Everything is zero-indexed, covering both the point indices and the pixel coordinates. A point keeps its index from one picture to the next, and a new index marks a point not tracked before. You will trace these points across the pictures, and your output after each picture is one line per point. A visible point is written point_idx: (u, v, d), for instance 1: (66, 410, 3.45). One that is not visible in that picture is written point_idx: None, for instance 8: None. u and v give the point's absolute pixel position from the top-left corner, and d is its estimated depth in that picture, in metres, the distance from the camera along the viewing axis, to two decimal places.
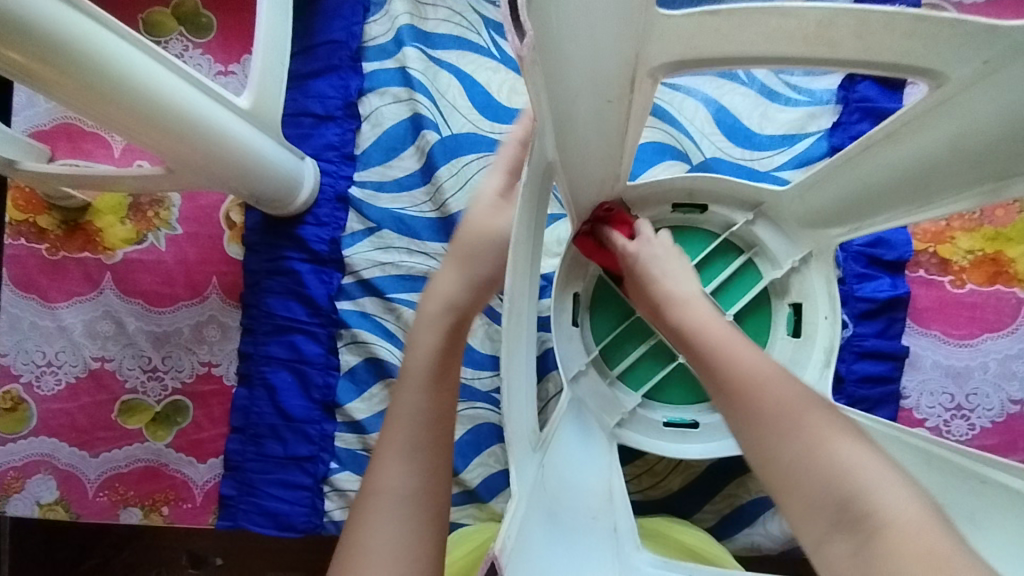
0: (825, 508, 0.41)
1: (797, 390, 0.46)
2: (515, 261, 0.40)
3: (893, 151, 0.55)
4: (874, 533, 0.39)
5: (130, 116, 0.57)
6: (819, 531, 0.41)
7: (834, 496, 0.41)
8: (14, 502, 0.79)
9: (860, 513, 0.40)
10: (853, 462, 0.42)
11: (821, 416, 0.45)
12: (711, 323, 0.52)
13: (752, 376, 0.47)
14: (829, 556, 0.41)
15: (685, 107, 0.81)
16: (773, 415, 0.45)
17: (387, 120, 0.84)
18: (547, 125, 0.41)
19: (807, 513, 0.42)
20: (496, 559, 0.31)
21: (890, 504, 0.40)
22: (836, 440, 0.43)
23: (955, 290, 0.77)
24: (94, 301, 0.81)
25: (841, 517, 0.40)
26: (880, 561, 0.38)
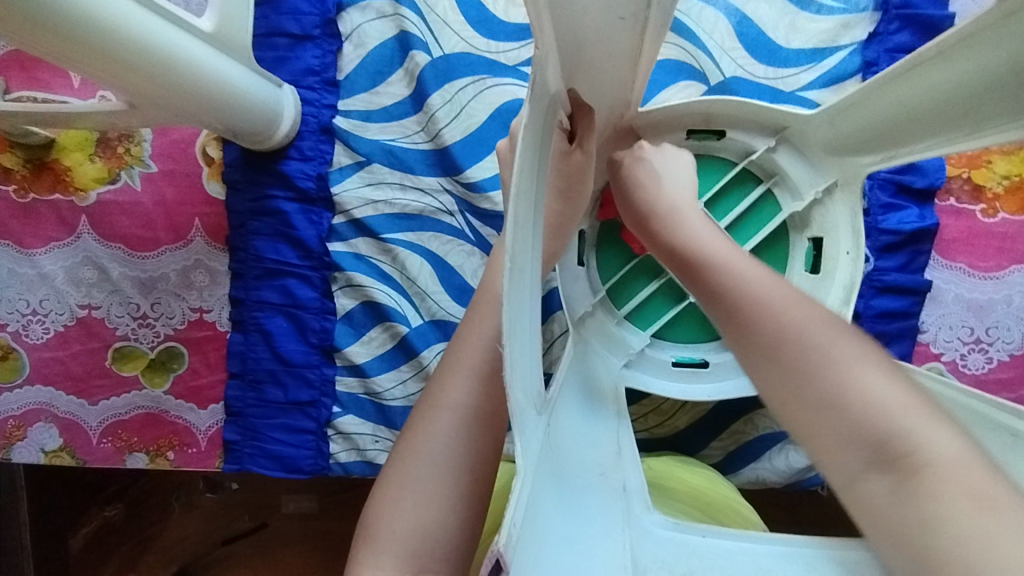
0: (857, 447, 0.37)
1: (816, 314, 0.42)
2: (518, 213, 0.35)
3: (942, 71, 0.47)
4: (913, 472, 0.35)
5: (80, 51, 0.50)
6: (853, 471, 0.38)
7: (866, 434, 0.37)
8: (18, 450, 0.78)
9: (896, 453, 0.36)
10: (884, 396, 0.37)
11: (850, 345, 0.40)
12: (719, 249, 0.49)
13: (766, 301, 0.43)
14: (863, 494, 0.37)
15: (703, 19, 0.73)
16: (795, 348, 0.41)
17: (372, 39, 0.76)
18: (552, 56, 0.35)
19: (837, 450, 0.38)
20: (502, 557, 0.29)
21: (933, 437, 0.36)
22: (860, 367, 0.39)
23: (985, 219, 0.72)
24: (72, 247, 0.76)
25: (876, 456, 0.37)
26: (921, 500, 0.34)
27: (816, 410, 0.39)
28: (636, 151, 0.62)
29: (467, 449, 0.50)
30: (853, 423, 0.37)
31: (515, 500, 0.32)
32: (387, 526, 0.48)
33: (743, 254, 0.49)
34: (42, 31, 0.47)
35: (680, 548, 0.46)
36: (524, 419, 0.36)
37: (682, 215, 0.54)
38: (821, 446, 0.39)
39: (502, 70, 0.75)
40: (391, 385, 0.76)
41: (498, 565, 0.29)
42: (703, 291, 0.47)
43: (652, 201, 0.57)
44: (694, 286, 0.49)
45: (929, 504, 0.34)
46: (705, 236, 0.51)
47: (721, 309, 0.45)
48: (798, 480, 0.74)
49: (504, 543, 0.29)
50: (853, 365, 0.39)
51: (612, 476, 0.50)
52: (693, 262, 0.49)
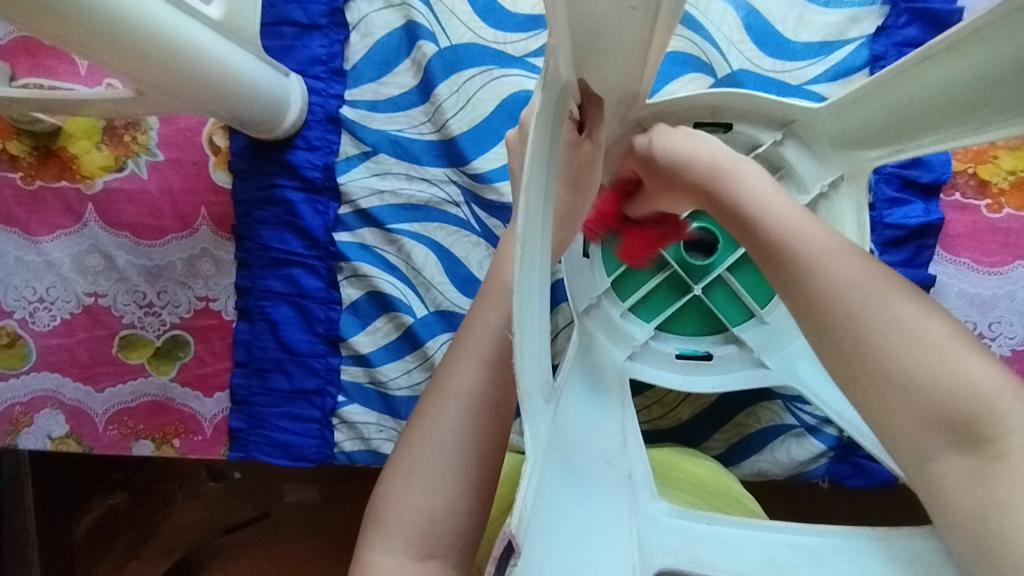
0: (939, 426, 0.39)
1: (905, 298, 0.43)
2: (529, 201, 0.35)
3: (950, 64, 0.47)
4: (997, 456, 0.37)
5: (89, 36, 0.50)
6: (932, 450, 0.39)
7: (946, 413, 0.39)
8: (25, 436, 0.78)
9: (980, 433, 0.38)
10: (980, 382, 0.39)
11: (938, 326, 0.41)
12: (800, 226, 0.47)
13: (855, 285, 0.43)
14: (937, 472, 0.39)
15: (711, 11, 0.73)
16: (881, 327, 0.41)
17: (379, 29, 0.76)
18: (564, 44, 0.35)
19: (918, 432, 0.40)
20: (513, 537, 0.29)
21: (1022, 423, 0.37)
22: (957, 354, 0.40)
23: (990, 215, 0.72)
24: (78, 234, 0.77)
25: (960, 435, 0.38)
26: (1001, 483, 0.36)
27: (897, 386, 0.40)
28: (661, 132, 0.57)
29: (474, 437, 0.51)
30: (944, 407, 0.39)
31: (526, 484, 0.32)
32: (395, 512, 0.49)
33: (825, 230, 0.47)
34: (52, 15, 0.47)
35: (686, 535, 0.47)
36: (534, 406, 0.37)
37: (730, 174, 0.51)
38: (901, 425, 0.40)
39: (509, 61, 0.75)
40: (396, 375, 0.76)
41: (510, 546, 0.29)
42: (788, 273, 0.46)
43: (695, 164, 0.53)
44: (773, 267, 0.47)
45: (1007, 489, 0.36)
46: (785, 211, 0.48)
47: (804, 287, 0.45)
48: (800, 472, 0.75)
49: (516, 525, 0.29)
50: (953, 355, 0.40)
51: (619, 464, 0.51)
52: (770, 242, 0.47)
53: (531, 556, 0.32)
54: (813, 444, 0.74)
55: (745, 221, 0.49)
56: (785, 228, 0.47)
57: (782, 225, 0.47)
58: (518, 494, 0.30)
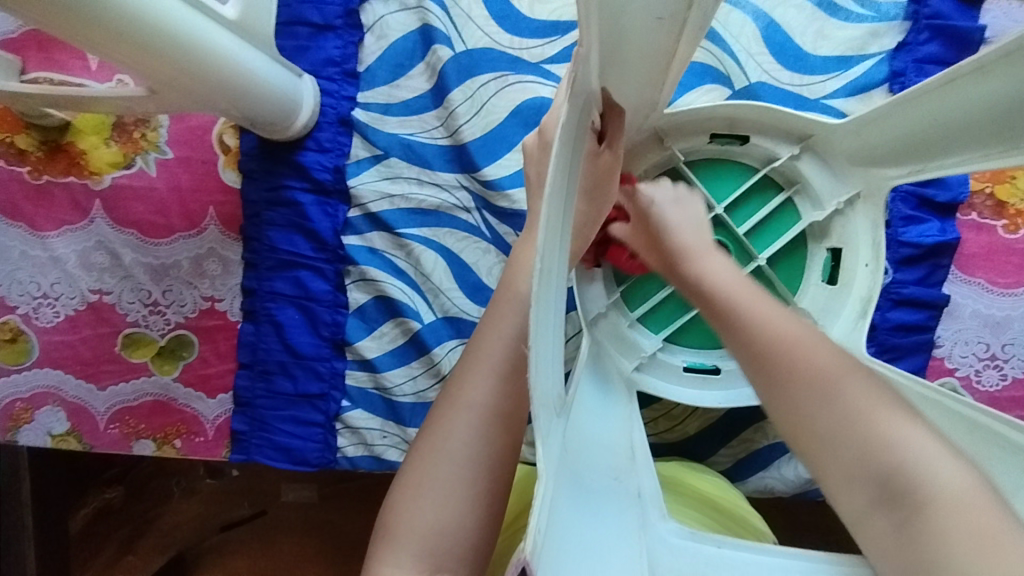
0: (867, 486, 0.41)
1: (830, 353, 0.44)
2: (551, 214, 0.34)
3: (981, 86, 0.46)
4: (917, 510, 0.38)
5: (102, 33, 0.49)
6: (860, 508, 0.42)
7: (877, 476, 0.40)
8: (25, 433, 0.77)
9: (902, 491, 0.39)
10: (899, 440, 0.40)
11: (859, 381, 0.43)
12: (737, 288, 0.48)
13: (781, 341, 0.44)
14: (870, 529, 0.41)
15: (730, 22, 0.72)
16: (807, 384, 0.43)
17: (394, 32, 0.76)
18: (592, 57, 0.34)
19: (848, 487, 0.42)
20: (527, 564, 0.28)
21: (942, 474, 0.39)
22: (876, 409, 0.42)
23: (1006, 236, 0.71)
24: (85, 231, 0.76)
25: (885, 494, 0.40)
26: (924, 537, 0.38)
27: (828, 444, 0.42)
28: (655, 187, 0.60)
29: (484, 449, 0.50)
30: (865, 460, 0.41)
31: (539, 505, 0.31)
32: (404, 523, 0.48)
33: (757, 290, 0.49)
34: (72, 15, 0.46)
35: (695, 558, 0.46)
36: (547, 422, 0.36)
37: (688, 243, 0.53)
38: (830, 479, 0.43)
39: (525, 67, 0.75)
40: (401, 381, 0.75)
41: (525, 572, 0.29)
42: (720, 327, 0.47)
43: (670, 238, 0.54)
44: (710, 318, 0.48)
45: (929, 538, 0.37)
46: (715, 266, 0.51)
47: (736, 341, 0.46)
48: (807, 490, 0.74)
49: (530, 550, 0.29)
50: (873, 412, 0.42)
51: (628, 481, 0.50)
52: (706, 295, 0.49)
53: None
54: None
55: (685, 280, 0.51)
56: (720, 287, 0.48)
57: (714, 284, 0.49)
58: (531, 517, 0.30)
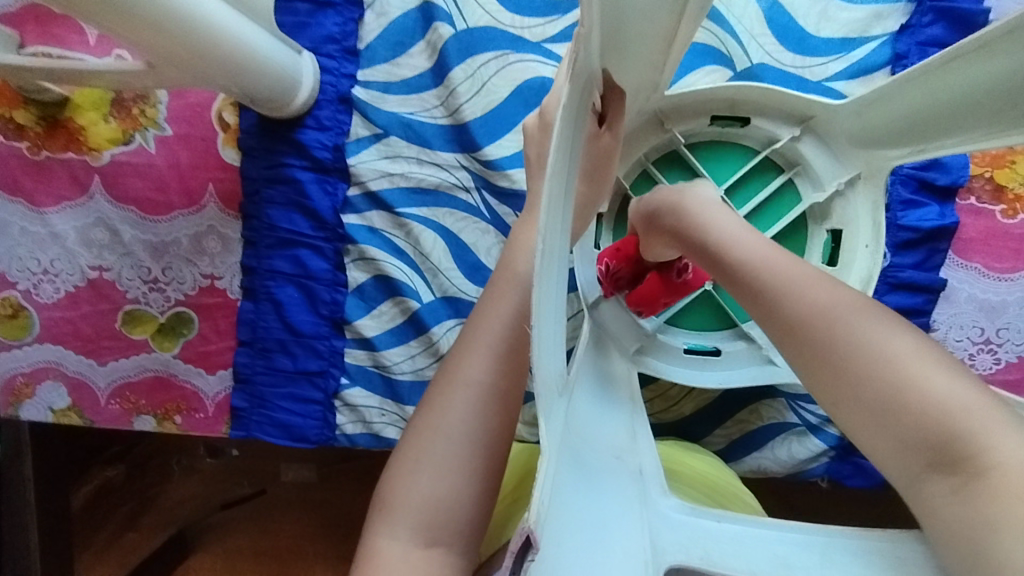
0: (921, 451, 0.40)
1: (879, 318, 0.44)
2: (551, 192, 0.34)
3: (982, 64, 0.46)
4: (977, 475, 0.37)
5: (100, 5, 0.49)
6: (914, 475, 0.41)
7: (932, 442, 0.39)
8: (26, 407, 0.78)
9: (961, 455, 0.38)
10: (948, 396, 0.39)
11: (908, 345, 0.42)
12: (785, 267, 0.48)
13: (822, 308, 0.45)
14: (925, 495, 0.40)
15: (734, 2, 0.71)
16: (849, 350, 0.43)
17: (394, 9, 0.75)
18: (593, 33, 0.34)
19: (901, 457, 0.41)
20: (531, 532, 0.29)
21: (1004, 441, 0.37)
22: (922, 370, 0.41)
23: (1005, 220, 0.71)
24: (84, 207, 0.76)
25: (938, 460, 0.39)
26: (985, 502, 0.37)
27: (878, 414, 0.41)
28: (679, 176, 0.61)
29: (481, 425, 0.51)
30: (921, 428, 0.39)
31: (543, 479, 0.32)
32: (402, 496, 0.49)
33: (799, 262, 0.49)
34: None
35: (695, 532, 0.47)
36: (549, 400, 0.36)
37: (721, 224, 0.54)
38: (881, 446, 0.42)
39: (526, 46, 0.74)
40: (400, 359, 0.76)
41: (528, 541, 0.29)
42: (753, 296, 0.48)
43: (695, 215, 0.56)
44: (750, 295, 0.49)
45: (991, 506, 0.36)
46: (752, 244, 0.51)
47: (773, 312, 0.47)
48: (800, 471, 0.75)
49: (534, 520, 0.29)
50: (919, 369, 0.41)
51: (629, 458, 0.51)
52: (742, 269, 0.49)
53: (544, 548, 0.32)
54: (814, 443, 0.74)
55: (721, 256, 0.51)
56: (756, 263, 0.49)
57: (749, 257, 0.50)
58: (536, 489, 0.30)
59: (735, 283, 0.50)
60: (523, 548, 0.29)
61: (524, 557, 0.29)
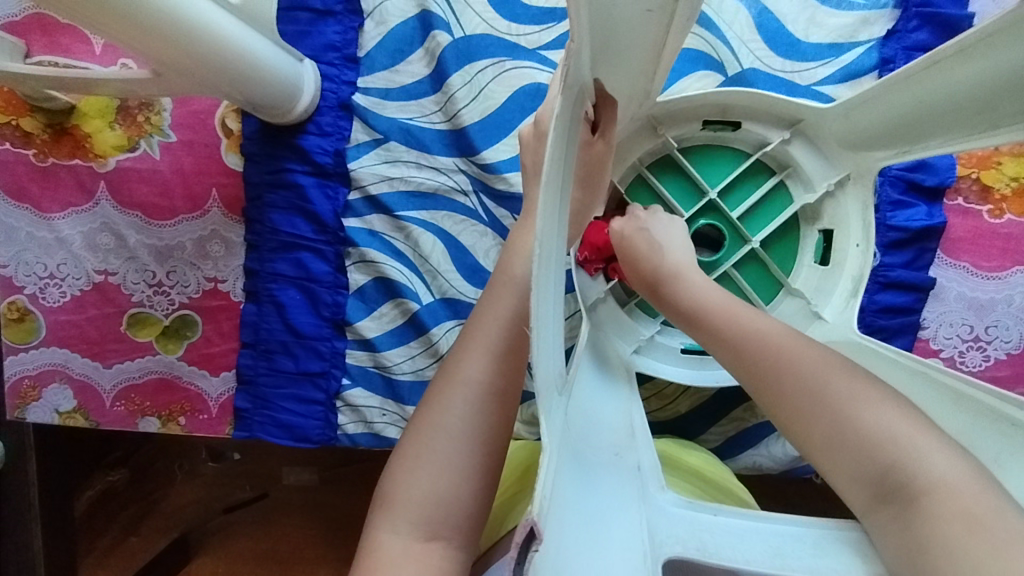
0: (866, 482, 0.44)
1: (813, 354, 0.48)
2: (547, 196, 0.36)
3: (961, 69, 0.48)
4: (912, 500, 0.41)
5: (109, 14, 0.50)
6: (864, 502, 0.44)
7: (873, 471, 0.43)
8: (33, 409, 0.79)
9: (898, 483, 0.42)
10: (881, 426, 0.44)
11: (841, 380, 0.46)
12: (715, 300, 0.53)
13: (762, 347, 0.49)
14: (874, 521, 0.44)
15: (724, 9, 0.73)
16: (794, 391, 0.47)
17: (393, 17, 0.77)
18: (584, 45, 0.36)
19: (848, 484, 0.45)
20: (535, 525, 0.29)
21: (929, 461, 0.41)
22: (849, 400, 0.45)
23: (991, 220, 0.73)
24: (90, 213, 0.77)
25: (880, 488, 0.43)
26: (918, 524, 0.40)
27: (822, 448, 0.45)
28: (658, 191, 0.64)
29: (480, 423, 0.52)
30: (858, 454, 0.44)
31: (544, 475, 0.32)
32: (402, 492, 0.50)
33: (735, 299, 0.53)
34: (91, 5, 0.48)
35: (694, 525, 0.48)
36: (548, 398, 0.37)
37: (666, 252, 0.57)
38: (836, 479, 0.45)
39: (522, 53, 0.76)
40: (401, 360, 0.77)
41: (532, 532, 0.29)
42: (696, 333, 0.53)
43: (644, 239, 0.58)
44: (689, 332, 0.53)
45: (925, 527, 0.40)
46: (692, 279, 0.55)
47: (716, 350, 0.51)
48: (794, 467, 0.76)
49: (536, 512, 0.29)
50: (851, 403, 0.45)
51: (628, 455, 0.51)
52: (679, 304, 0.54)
53: (547, 540, 0.33)
54: None
55: (661, 292, 0.56)
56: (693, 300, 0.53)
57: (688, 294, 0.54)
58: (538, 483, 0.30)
59: (678, 318, 0.54)
60: (528, 541, 0.29)
61: (528, 548, 0.29)
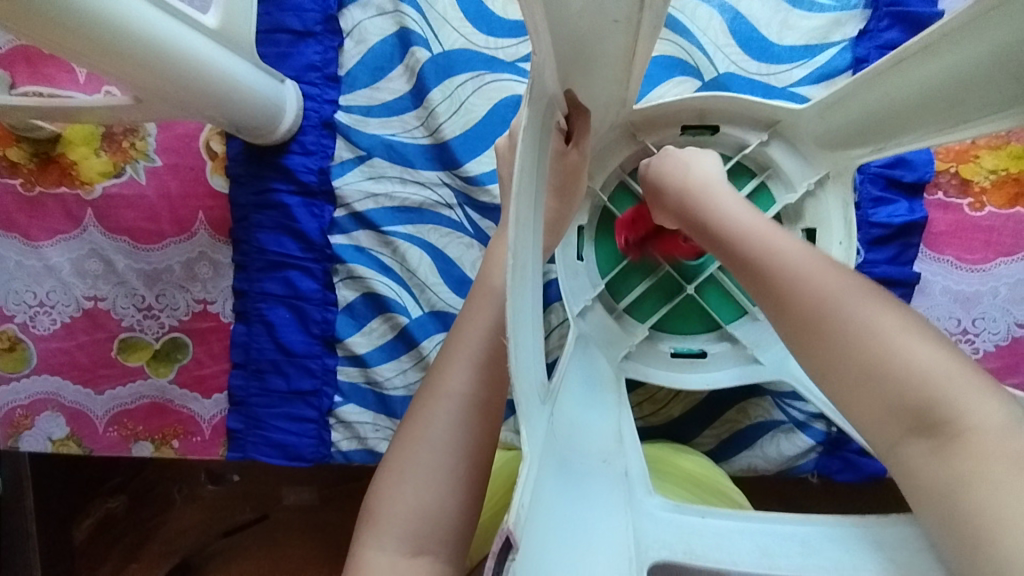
0: (899, 417, 0.39)
1: (851, 286, 0.43)
2: (519, 207, 0.36)
3: (928, 63, 0.49)
4: (955, 437, 0.37)
5: (85, 43, 0.51)
6: (894, 438, 0.40)
7: (913, 410, 0.38)
8: (26, 439, 0.79)
9: (937, 420, 0.38)
10: (926, 365, 0.39)
11: (889, 314, 0.42)
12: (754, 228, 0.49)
13: (809, 283, 0.44)
14: (906, 458, 0.39)
15: (698, 15, 0.74)
16: (833, 327, 0.42)
17: (372, 36, 0.78)
18: (548, 57, 0.37)
19: (880, 421, 0.40)
20: (512, 534, 0.29)
21: (975, 407, 0.37)
22: (906, 338, 0.40)
23: (972, 213, 0.73)
24: (78, 239, 0.78)
25: (917, 423, 0.38)
26: (962, 463, 0.36)
27: (859, 377, 0.40)
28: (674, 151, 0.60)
29: (466, 437, 0.52)
30: (898, 392, 0.39)
31: (523, 483, 0.33)
32: (389, 508, 0.50)
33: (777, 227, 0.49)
34: (68, 34, 0.49)
35: (681, 528, 0.47)
36: (529, 406, 0.37)
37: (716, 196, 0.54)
38: (861, 415, 0.41)
39: (501, 66, 0.77)
40: (392, 375, 0.77)
41: (508, 542, 0.29)
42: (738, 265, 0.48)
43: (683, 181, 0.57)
44: (750, 282, 0.48)
45: (967, 467, 0.36)
46: (738, 211, 0.52)
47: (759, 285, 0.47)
48: (789, 467, 0.76)
49: (513, 522, 0.30)
50: (894, 338, 0.40)
51: (614, 461, 0.51)
52: (736, 246, 0.49)
53: (528, 550, 0.33)
54: (802, 439, 0.76)
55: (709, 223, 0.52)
56: (742, 229, 0.50)
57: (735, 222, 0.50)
58: (515, 493, 0.31)
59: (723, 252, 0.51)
60: (504, 551, 0.29)
61: (506, 557, 0.30)
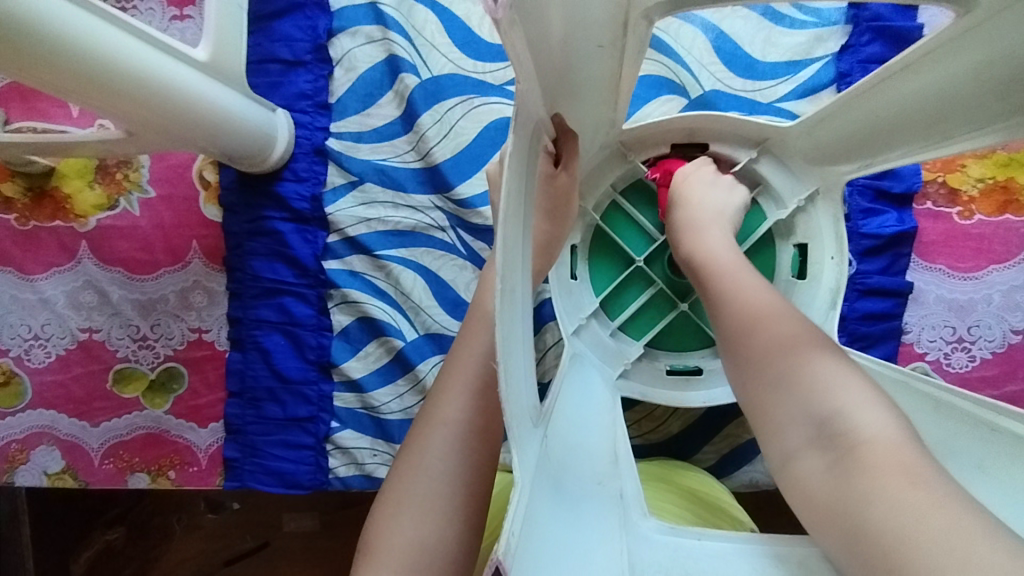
0: (803, 424, 0.42)
1: (799, 328, 0.47)
2: (507, 235, 0.36)
3: (910, 82, 0.49)
4: (849, 449, 0.39)
5: (78, 81, 0.51)
6: (796, 446, 0.42)
7: (823, 426, 0.41)
8: (21, 473, 0.79)
9: (837, 431, 0.40)
10: (830, 379, 0.43)
11: (817, 348, 0.45)
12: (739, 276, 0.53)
13: (751, 311, 0.50)
14: (801, 469, 0.42)
15: (682, 35, 0.75)
16: (768, 348, 0.47)
17: (362, 62, 0.79)
18: (531, 85, 0.37)
19: (788, 426, 0.43)
20: (502, 564, 0.29)
21: (866, 419, 0.40)
22: (822, 365, 0.44)
23: (962, 222, 0.74)
24: (72, 272, 0.78)
25: (819, 433, 0.41)
26: (853, 475, 0.38)
27: (773, 391, 0.45)
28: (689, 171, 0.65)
29: (462, 463, 0.52)
30: (807, 402, 0.42)
31: (513, 510, 0.33)
32: (386, 540, 0.49)
33: (743, 264, 0.55)
34: (62, 74, 0.50)
35: (677, 552, 0.47)
36: (520, 431, 0.37)
37: (699, 231, 0.59)
38: (775, 420, 0.44)
39: (489, 89, 0.78)
40: (388, 399, 0.77)
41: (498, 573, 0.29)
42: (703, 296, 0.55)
43: (682, 213, 0.62)
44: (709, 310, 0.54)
45: (861, 479, 0.37)
46: (717, 247, 0.57)
47: (713, 311, 0.53)
48: None
49: (503, 551, 0.29)
50: (809, 365, 0.44)
51: (609, 483, 0.51)
52: (709, 283, 0.55)
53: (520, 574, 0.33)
54: None
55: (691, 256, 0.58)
56: (709, 259, 0.56)
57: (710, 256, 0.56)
58: (505, 521, 0.31)
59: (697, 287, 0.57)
60: None
61: None
